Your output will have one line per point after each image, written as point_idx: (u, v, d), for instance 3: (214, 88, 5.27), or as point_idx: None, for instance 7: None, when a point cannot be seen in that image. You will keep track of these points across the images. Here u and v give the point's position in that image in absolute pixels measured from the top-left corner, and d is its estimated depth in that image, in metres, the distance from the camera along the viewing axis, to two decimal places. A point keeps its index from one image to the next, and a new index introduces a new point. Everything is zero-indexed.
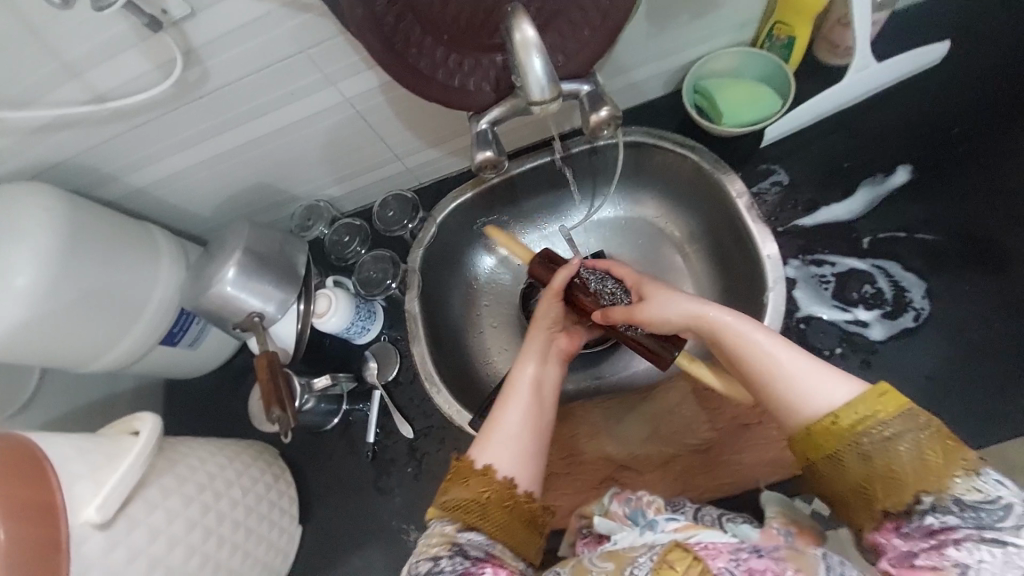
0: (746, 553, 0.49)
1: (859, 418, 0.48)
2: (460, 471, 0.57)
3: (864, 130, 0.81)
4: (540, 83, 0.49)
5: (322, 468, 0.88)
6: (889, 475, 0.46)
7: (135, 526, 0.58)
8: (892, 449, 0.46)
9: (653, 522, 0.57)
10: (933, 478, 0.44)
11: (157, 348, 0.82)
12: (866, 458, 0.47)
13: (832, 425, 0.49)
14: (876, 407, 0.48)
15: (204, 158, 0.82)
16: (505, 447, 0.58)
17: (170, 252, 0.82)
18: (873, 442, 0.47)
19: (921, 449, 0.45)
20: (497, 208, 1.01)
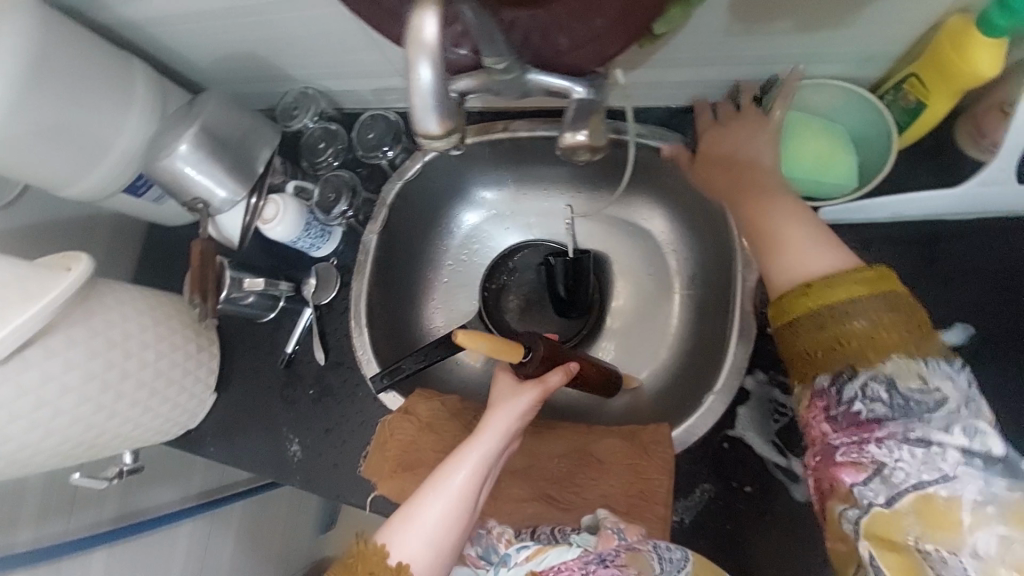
0: (593, 564, 0.57)
1: (849, 289, 0.50)
2: (371, 560, 0.56)
3: (943, 258, 0.62)
4: (427, 107, 0.37)
5: (246, 353, 0.93)
6: (845, 341, 0.49)
7: (29, 367, 0.66)
8: (856, 321, 0.49)
9: (506, 556, 0.61)
10: (907, 345, 0.47)
11: (120, 194, 0.85)
12: (823, 332, 0.50)
13: (805, 294, 0.51)
14: (857, 284, 0.50)
15: (190, 10, 0.74)
16: (421, 549, 0.57)
17: (144, 102, 0.80)
18: (835, 316, 0.50)
19: (883, 321, 0.48)
20: (496, 165, 0.89)
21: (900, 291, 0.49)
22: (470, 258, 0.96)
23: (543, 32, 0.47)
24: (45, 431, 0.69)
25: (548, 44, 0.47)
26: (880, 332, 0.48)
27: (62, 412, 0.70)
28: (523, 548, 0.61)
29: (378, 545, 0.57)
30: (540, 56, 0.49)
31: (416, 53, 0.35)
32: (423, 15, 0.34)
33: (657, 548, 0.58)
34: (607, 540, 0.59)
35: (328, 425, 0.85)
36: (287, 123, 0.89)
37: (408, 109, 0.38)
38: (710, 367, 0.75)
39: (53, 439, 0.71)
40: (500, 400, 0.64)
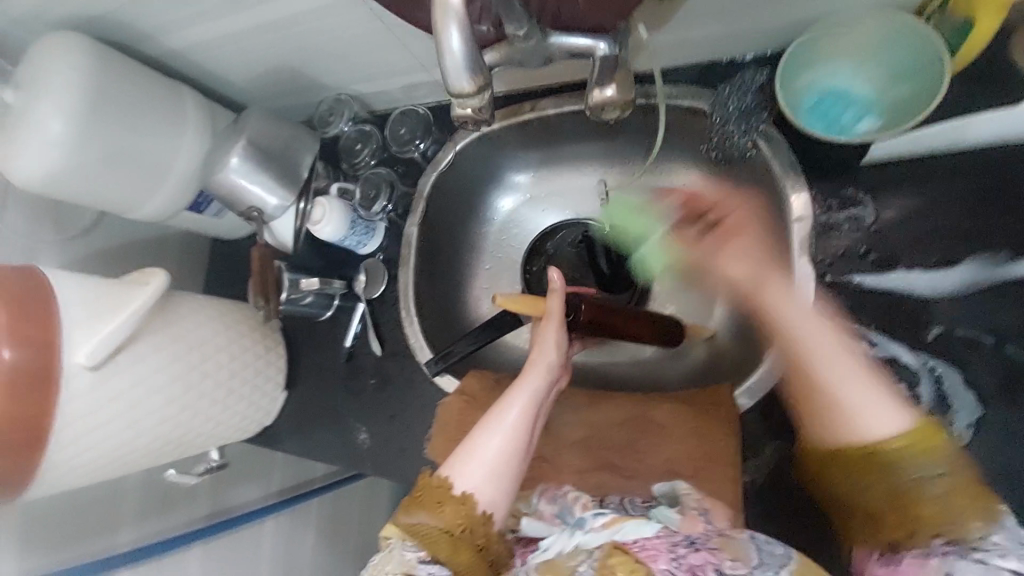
0: (682, 547, 0.51)
1: (904, 450, 0.50)
2: (433, 494, 0.60)
3: (1021, 180, 0.57)
4: (458, 67, 0.39)
5: (308, 352, 0.98)
6: (912, 509, 0.50)
7: (122, 373, 0.72)
8: (921, 488, 0.50)
9: (582, 520, 0.57)
10: (963, 515, 0.48)
11: (184, 212, 0.92)
12: (900, 492, 0.51)
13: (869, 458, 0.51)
14: (915, 447, 0.50)
15: (228, 31, 0.79)
16: (480, 481, 0.60)
17: (195, 125, 0.86)
18: (907, 479, 0.50)
19: (951, 490, 0.49)
20: (526, 146, 0.90)
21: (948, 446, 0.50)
22: (509, 242, 0.97)
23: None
24: (135, 431, 0.75)
25: (568, 1, 0.48)
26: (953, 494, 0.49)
27: (154, 412, 0.76)
28: (599, 513, 0.56)
29: (443, 477, 0.61)
30: (559, 18, 0.49)
31: (444, 15, 0.37)
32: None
33: (755, 539, 0.52)
34: (693, 523, 0.55)
35: (391, 412, 0.89)
36: (325, 129, 0.93)
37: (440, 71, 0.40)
38: (763, 326, 0.72)
39: (145, 438, 0.77)
40: (541, 344, 0.68)
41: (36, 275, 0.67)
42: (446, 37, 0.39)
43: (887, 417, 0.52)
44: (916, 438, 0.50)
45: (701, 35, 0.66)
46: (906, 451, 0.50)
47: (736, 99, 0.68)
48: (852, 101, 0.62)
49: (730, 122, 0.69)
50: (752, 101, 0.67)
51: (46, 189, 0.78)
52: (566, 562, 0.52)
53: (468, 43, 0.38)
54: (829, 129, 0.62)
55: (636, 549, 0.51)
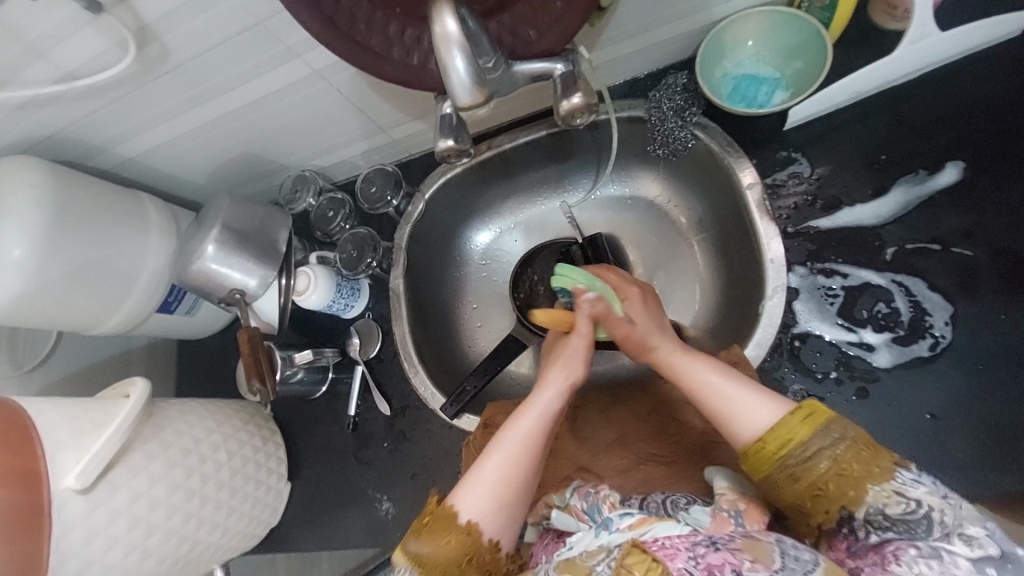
0: (702, 546, 0.49)
1: (793, 432, 0.54)
2: (439, 520, 0.60)
3: (911, 114, 0.68)
4: (464, 84, 0.49)
5: (309, 433, 0.92)
6: (819, 491, 0.52)
7: (118, 490, 0.66)
8: (812, 465, 0.52)
9: (608, 519, 0.57)
10: (872, 472, 0.50)
11: (154, 315, 0.88)
12: (794, 479, 0.53)
13: (760, 452, 0.55)
14: (796, 427, 0.54)
15: (183, 130, 0.81)
16: (486, 504, 0.61)
17: (159, 224, 0.85)
18: (797, 460, 0.53)
19: (838, 460, 0.51)
20: (489, 184, 0.96)
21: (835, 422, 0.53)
22: (492, 275, 1.00)
23: (512, 32, 0.57)
24: (143, 553, 0.69)
25: (521, 38, 0.57)
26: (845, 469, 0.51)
27: (156, 529, 0.70)
28: (626, 514, 0.57)
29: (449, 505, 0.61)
30: (515, 51, 0.57)
31: (445, 44, 0.47)
32: (444, 16, 0.46)
33: (781, 543, 0.49)
34: (722, 524, 0.54)
35: (413, 470, 0.84)
36: (292, 205, 0.95)
37: (448, 89, 0.49)
38: (749, 289, 0.77)
39: (151, 560, 0.70)
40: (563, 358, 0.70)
41: (11, 405, 0.62)
42: (452, 59, 0.47)
43: (767, 413, 0.57)
44: (801, 421, 0.54)
45: (627, 56, 0.76)
46: (795, 434, 0.54)
47: (669, 100, 0.78)
48: (762, 81, 0.74)
49: (668, 119, 0.78)
50: (682, 99, 0.78)
51: (7, 314, 0.73)
52: (584, 561, 0.52)
53: (471, 65, 0.48)
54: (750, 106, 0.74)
55: (655, 549, 0.50)
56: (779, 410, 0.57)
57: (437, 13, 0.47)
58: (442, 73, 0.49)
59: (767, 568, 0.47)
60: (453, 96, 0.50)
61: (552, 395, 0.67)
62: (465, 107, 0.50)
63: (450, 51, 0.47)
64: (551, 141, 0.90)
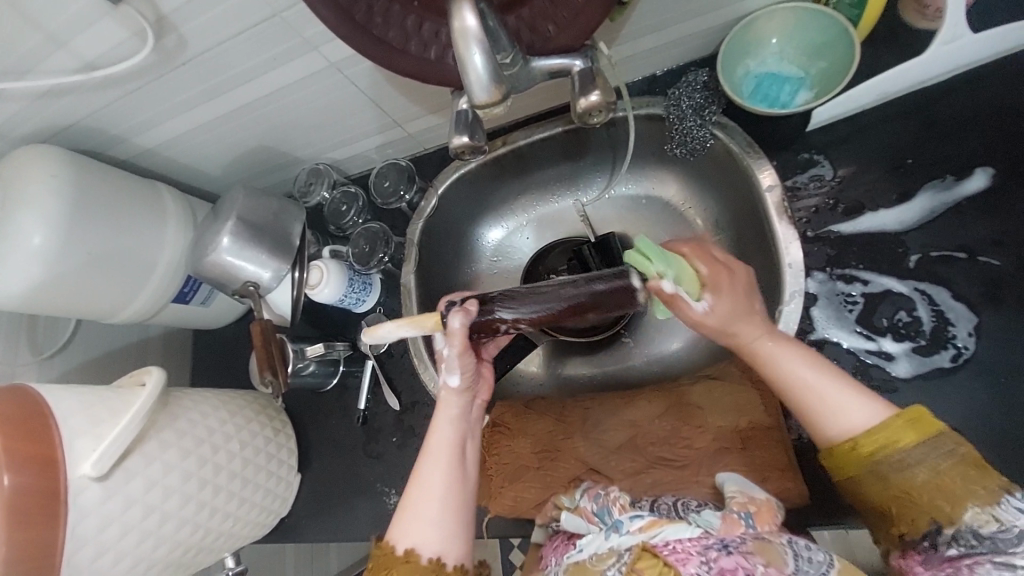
0: (714, 550, 0.50)
1: (890, 437, 0.53)
2: (383, 558, 0.60)
3: (940, 118, 0.66)
4: (480, 80, 0.47)
5: (319, 425, 0.93)
6: (909, 498, 0.51)
7: (133, 477, 0.68)
8: (912, 471, 0.51)
9: (617, 521, 0.57)
10: (977, 492, 0.49)
11: (169, 305, 0.89)
12: (885, 481, 0.53)
13: (849, 451, 0.54)
14: (901, 435, 0.53)
15: (199, 122, 0.81)
16: (423, 527, 0.61)
17: (176, 215, 0.86)
18: (894, 465, 0.52)
19: (939, 473, 0.50)
20: (502, 181, 0.95)
21: (942, 432, 0.52)
22: (505, 272, 1.00)
23: (531, 26, 0.56)
24: (156, 541, 0.70)
25: (539, 34, 0.56)
26: (941, 482, 0.50)
27: (170, 517, 0.71)
28: (636, 517, 0.56)
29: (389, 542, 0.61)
30: (534, 47, 0.57)
31: (463, 40, 0.46)
32: (463, 11, 0.45)
33: (793, 544, 0.50)
34: (733, 526, 0.54)
35: None
36: (306, 199, 0.95)
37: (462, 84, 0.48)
38: (766, 292, 0.75)
39: (165, 547, 0.72)
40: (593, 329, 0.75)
41: (32, 393, 0.63)
42: (470, 55, 0.46)
43: (858, 409, 0.55)
44: (901, 427, 0.53)
45: (647, 52, 0.75)
46: (893, 440, 0.53)
47: (688, 99, 0.76)
48: (785, 79, 0.73)
49: (687, 117, 0.77)
50: (701, 97, 0.76)
51: (27, 301, 0.74)
52: (595, 565, 0.53)
53: (487, 60, 0.47)
54: (772, 106, 0.73)
55: (666, 552, 0.51)
56: (872, 407, 0.55)
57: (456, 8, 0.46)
58: (459, 67, 0.47)
59: (780, 571, 0.48)
60: (470, 93, 0.49)
61: (464, 398, 0.68)
62: (481, 103, 0.49)
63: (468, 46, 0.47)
64: (567, 138, 0.89)
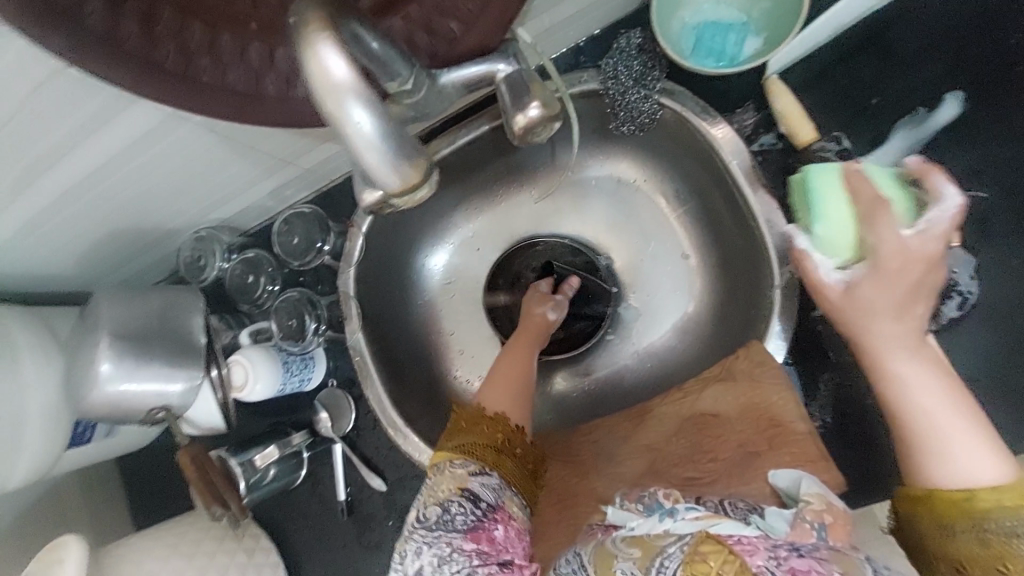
0: (783, 549, 0.46)
1: (992, 502, 0.45)
2: (472, 413, 0.62)
3: (899, 42, 0.60)
4: (376, 147, 0.34)
5: (300, 526, 0.81)
6: (1002, 565, 0.44)
7: None
8: (1013, 544, 0.43)
9: (672, 508, 0.53)
10: None
11: (64, 454, 0.71)
12: (983, 543, 0.45)
13: (942, 505, 0.47)
14: (1008, 498, 0.45)
15: (17, 223, 0.61)
16: (510, 399, 0.64)
17: (30, 346, 0.66)
18: (999, 527, 0.44)
19: None
20: (432, 199, 0.82)
21: None
22: (463, 298, 0.88)
23: (427, 26, 0.40)
24: None
25: (439, 35, 0.41)
26: None
27: None
28: (692, 507, 0.52)
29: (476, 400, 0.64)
30: (437, 57, 0.42)
31: (337, 99, 0.32)
32: (324, 56, 0.31)
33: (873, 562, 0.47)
34: (804, 535, 0.50)
35: None
36: (201, 277, 0.78)
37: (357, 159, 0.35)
38: (754, 269, 0.68)
39: None
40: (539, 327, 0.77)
41: None
42: (351, 118, 0.33)
43: (983, 463, 0.46)
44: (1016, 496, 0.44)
45: (569, 21, 0.62)
46: (1002, 504, 0.44)
47: (625, 67, 0.66)
48: (728, 28, 0.62)
49: (629, 90, 0.67)
50: (639, 64, 0.66)
51: None
52: (655, 540, 0.49)
53: (380, 119, 0.33)
54: (721, 62, 0.62)
55: (732, 543, 0.47)
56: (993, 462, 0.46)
57: (311, 54, 0.31)
58: (341, 138, 0.34)
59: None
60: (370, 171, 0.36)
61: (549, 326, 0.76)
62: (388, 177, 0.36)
63: (346, 107, 0.32)
64: (496, 136, 0.76)
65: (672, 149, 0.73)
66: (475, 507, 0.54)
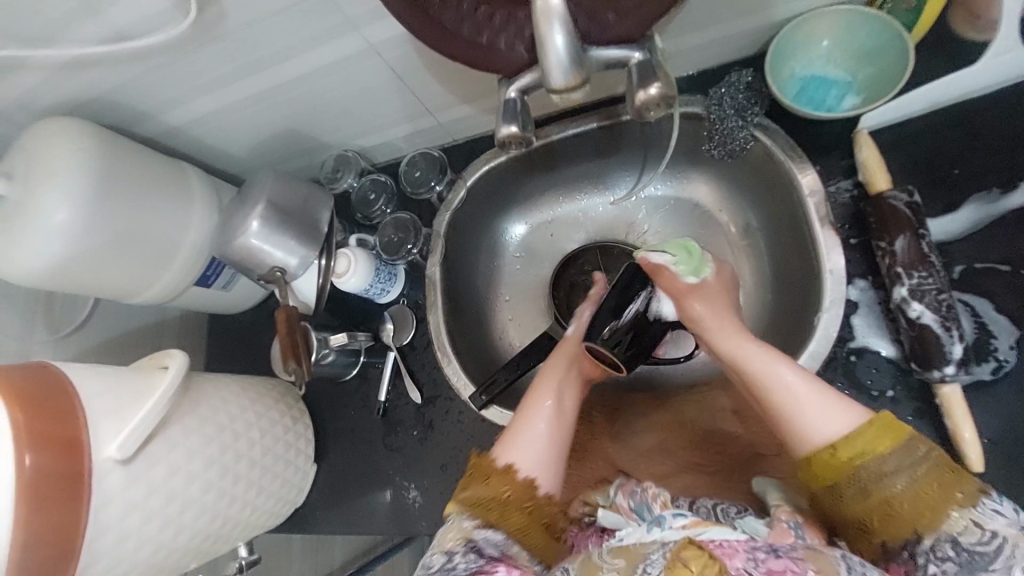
0: (763, 552, 0.49)
1: (861, 448, 0.52)
2: (481, 466, 0.63)
3: (987, 129, 0.66)
4: (562, 63, 0.49)
5: (338, 415, 0.92)
6: (888, 509, 0.50)
7: (156, 462, 0.67)
8: (888, 483, 0.51)
9: (660, 517, 0.56)
10: (956, 494, 0.48)
11: (192, 288, 0.87)
12: (865, 493, 0.51)
13: (828, 462, 0.53)
14: (871, 441, 0.52)
15: (229, 100, 0.79)
16: (525, 453, 0.63)
17: (200, 195, 0.84)
18: (870, 475, 0.51)
19: (919, 483, 0.50)
20: (530, 176, 0.93)
21: (909, 437, 0.51)
22: (530, 268, 0.99)
23: (590, 15, 0.55)
24: (175, 527, 0.69)
25: (597, 22, 0.55)
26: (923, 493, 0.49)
27: (189, 503, 0.70)
28: (679, 514, 0.55)
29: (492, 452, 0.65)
30: (590, 36, 0.55)
31: (547, 19, 0.47)
32: None
33: (847, 559, 0.48)
34: (783, 535, 0.53)
35: (443, 461, 0.83)
36: (333, 186, 0.94)
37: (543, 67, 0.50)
38: (806, 301, 0.73)
39: (185, 534, 0.71)
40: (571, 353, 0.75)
41: (54, 371, 0.62)
42: (552, 35, 0.48)
43: (838, 420, 0.54)
44: (871, 435, 0.52)
45: (693, 49, 0.74)
46: (867, 448, 0.52)
47: (730, 99, 0.75)
48: (832, 83, 0.72)
49: (729, 118, 0.76)
50: (744, 98, 0.75)
51: (46, 277, 0.72)
52: (639, 548, 0.52)
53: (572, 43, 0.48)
54: (818, 109, 0.72)
55: (712, 546, 0.49)
56: (849, 416, 0.54)
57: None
58: (540, 45, 0.48)
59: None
60: (548, 75, 0.50)
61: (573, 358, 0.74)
62: (558, 87, 0.51)
63: (550, 27, 0.48)
64: (601, 136, 0.87)
65: (758, 181, 0.80)
66: (477, 557, 0.56)
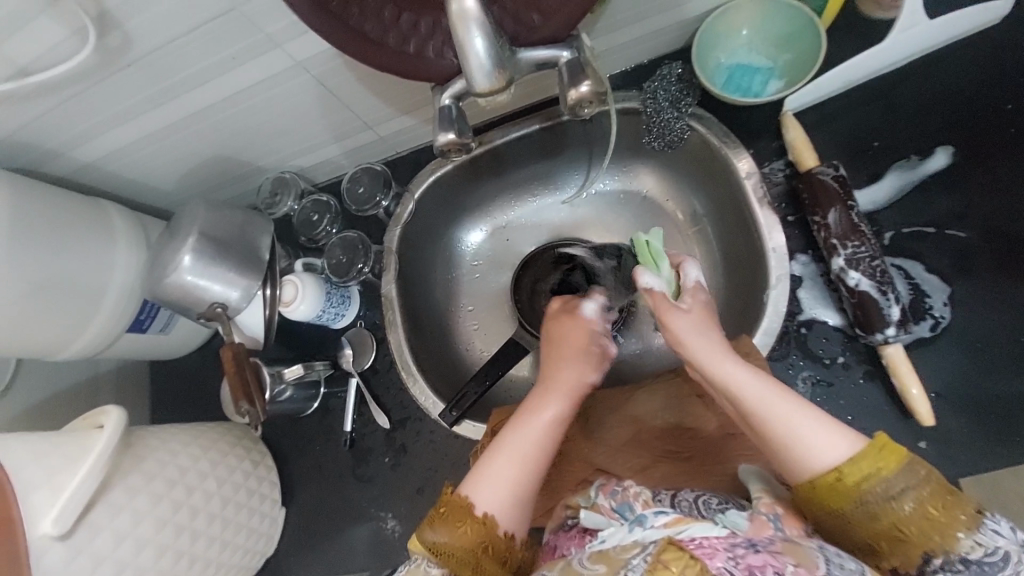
0: (741, 547, 0.48)
1: (869, 470, 0.50)
2: (453, 509, 0.60)
3: (898, 101, 0.71)
4: (483, 63, 0.48)
5: (303, 452, 0.87)
6: (895, 534, 0.50)
7: (98, 532, 0.61)
8: (897, 506, 0.50)
9: (640, 516, 0.55)
10: (961, 516, 0.49)
11: (126, 334, 0.80)
12: (873, 517, 0.50)
13: (836, 485, 0.51)
14: (879, 462, 0.51)
15: (147, 131, 0.74)
16: (497, 498, 0.60)
17: (125, 235, 0.78)
18: (877, 497, 0.50)
19: (927, 506, 0.49)
20: (478, 183, 0.92)
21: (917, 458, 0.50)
22: (488, 277, 0.97)
23: (515, 16, 0.55)
24: None
25: (523, 23, 0.55)
26: (930, 511, 0.49)
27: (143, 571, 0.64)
28: (660, 513, 0.54)
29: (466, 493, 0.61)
30: (519, 38, 0.56)
31: (464, 24, 0.46)
32: None
33: (824, 550, 0.49)
34: (761, 527, 0.52)
35: (418, 485, 0.81)
36: (272, 211, 0.91)
37: (465, 69, 0.48)
38: (753, 278, 0.75)
39: None
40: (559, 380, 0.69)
41: None
42: (470, 38, 0.47)
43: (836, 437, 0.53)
44: (877, 456, 0.51)
45: (625, 45, 0.75)
46: (873, 470, 0.50)
47: (664, 91, 0.77)
48: (756, 70, 0.75)
49: (664, 110, 0.78)
50: (676, 90, 0.77)
51: None
52: (619, 554, 0.50)
53: (491, 44, 0.47)
54: (746, 96, 0.75)
55: (692, 547, 0.48)
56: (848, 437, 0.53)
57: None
58: (460, 46, 0.47)
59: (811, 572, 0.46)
60: (472, 80, 0.49)
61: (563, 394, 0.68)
62: (484, 90, 0.50)
63: (468, 28, 0.47)
64: (545, 137, 0.86)
65: (698, 165, 0.81)
66: None
